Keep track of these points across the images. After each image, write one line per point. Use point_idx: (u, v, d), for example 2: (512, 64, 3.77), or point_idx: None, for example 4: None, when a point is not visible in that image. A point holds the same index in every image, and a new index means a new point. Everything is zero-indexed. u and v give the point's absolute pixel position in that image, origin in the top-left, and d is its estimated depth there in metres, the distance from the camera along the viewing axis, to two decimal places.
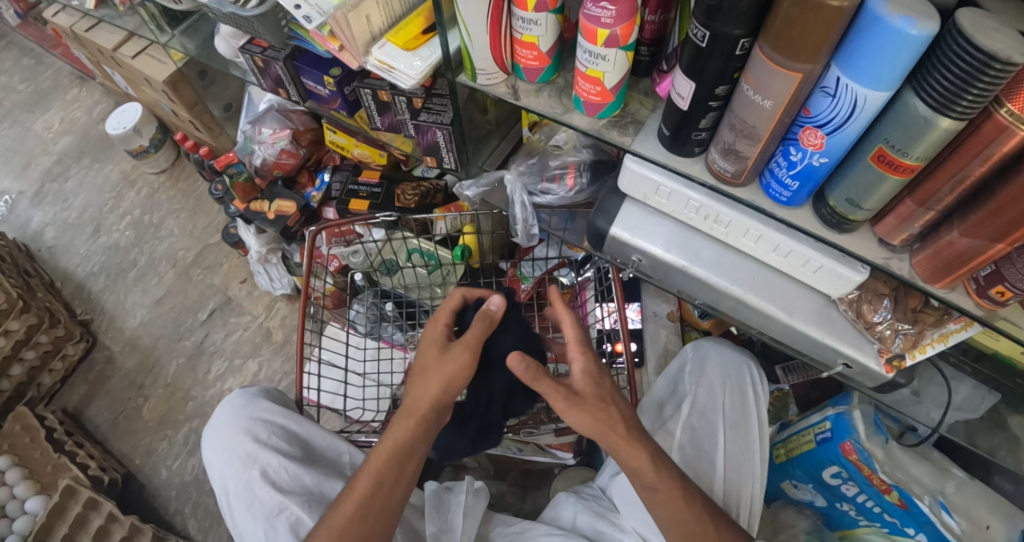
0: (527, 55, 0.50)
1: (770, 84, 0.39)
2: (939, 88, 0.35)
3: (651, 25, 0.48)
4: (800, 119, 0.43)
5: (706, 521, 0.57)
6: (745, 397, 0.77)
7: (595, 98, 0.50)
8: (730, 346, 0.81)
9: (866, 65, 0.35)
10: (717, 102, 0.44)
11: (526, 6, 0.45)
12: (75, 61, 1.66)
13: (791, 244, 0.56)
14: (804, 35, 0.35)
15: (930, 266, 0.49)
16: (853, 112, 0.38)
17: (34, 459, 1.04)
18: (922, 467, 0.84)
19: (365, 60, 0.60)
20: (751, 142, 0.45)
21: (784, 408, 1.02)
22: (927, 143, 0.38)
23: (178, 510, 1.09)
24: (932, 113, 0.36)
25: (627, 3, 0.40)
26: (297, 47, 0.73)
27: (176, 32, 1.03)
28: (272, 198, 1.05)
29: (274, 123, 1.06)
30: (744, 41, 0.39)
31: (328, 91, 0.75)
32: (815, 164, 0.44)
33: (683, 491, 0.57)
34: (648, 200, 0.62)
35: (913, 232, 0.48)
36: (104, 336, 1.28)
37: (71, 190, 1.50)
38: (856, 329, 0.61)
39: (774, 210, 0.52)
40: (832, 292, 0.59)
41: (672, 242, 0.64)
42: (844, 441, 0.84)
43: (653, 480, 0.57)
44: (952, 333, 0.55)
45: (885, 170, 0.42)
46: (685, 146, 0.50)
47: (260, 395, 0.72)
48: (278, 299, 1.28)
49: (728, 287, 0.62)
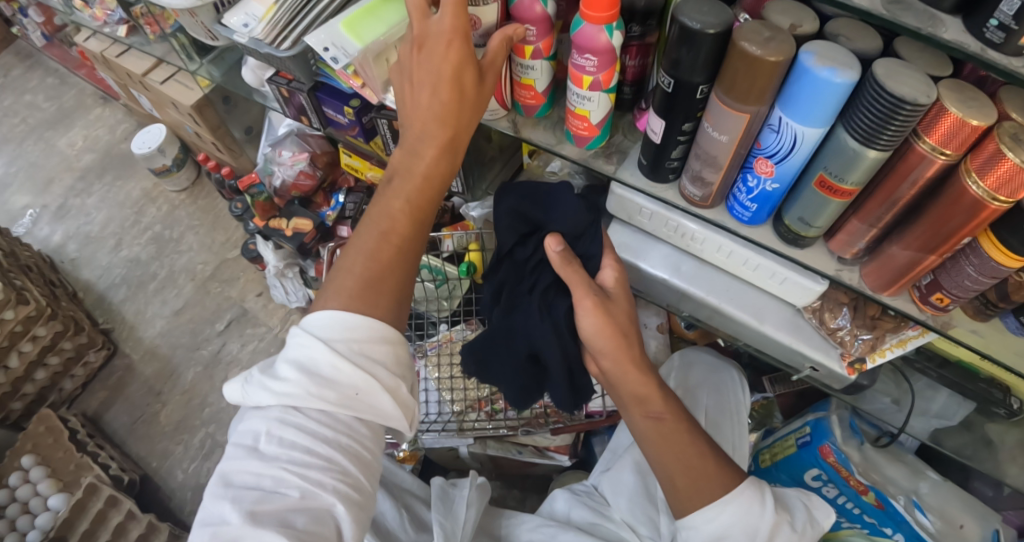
0: (526, 95, 0.58)
1: (727, 122, 0.47)
2: (864, 125, 0.43)
3: (632, 69, 0.57)
4: (753, 151, 0.50)
5: (706, 454, 0.59)
6: (727, 401, 0.83)
7: (583, 132, 0.58)
8: (714, 355, 0.88)
9: (803, 106, 0.43)
10: (685, 136, 0.52)
11: (524, 54, 0.53)
12: (99, 82, 1.76)
13: (757, 259, 0.63)
14: (751, 82, 0.43)
15: (879, 275, 0.56)
16: (796, 145, 0.46)
17: (57, 458, 1.10)
18: (897, 468, 0.92)
19: (386, 96, 0.69)
20: (714, 170, 0.53)
21: (768, 415, 1.07)
22: (859, 170, 0.46)
23: (193, 511, 1.15)
24: (860, 145, 0.44)
25: (607, 54, 0.48)
26: (321, 81, 0.82)
27: (204, 61, 1.10)
28: (290, 216, 1.15)
29: (293, 147, 1.15)
30: (703, 87, 0.47)
31: (348, 120, 0.84)
32: (770, 189, 0.52)
33: (687, 424, 0.61)
34: (633, 220, 0.69)
35: (860, 246, 0.55)
36: (124, 344, 1.35)
37: (94, 206, 1.58)
38: (821, 334, 0.68)
39: (740, 229, 0.59)
40: (797, 301, 0.66)
41: (655, 258, 0.71)
42: (823, 444, 0.91)
43: (658, 409, 0.61)
44: (910, 339, 0.63)
45: (827, 194, 0.50)
46: (660, 173, 0.58)
47: None
48: (293, 312, 1.35)
49: (705, 297, 0.69)
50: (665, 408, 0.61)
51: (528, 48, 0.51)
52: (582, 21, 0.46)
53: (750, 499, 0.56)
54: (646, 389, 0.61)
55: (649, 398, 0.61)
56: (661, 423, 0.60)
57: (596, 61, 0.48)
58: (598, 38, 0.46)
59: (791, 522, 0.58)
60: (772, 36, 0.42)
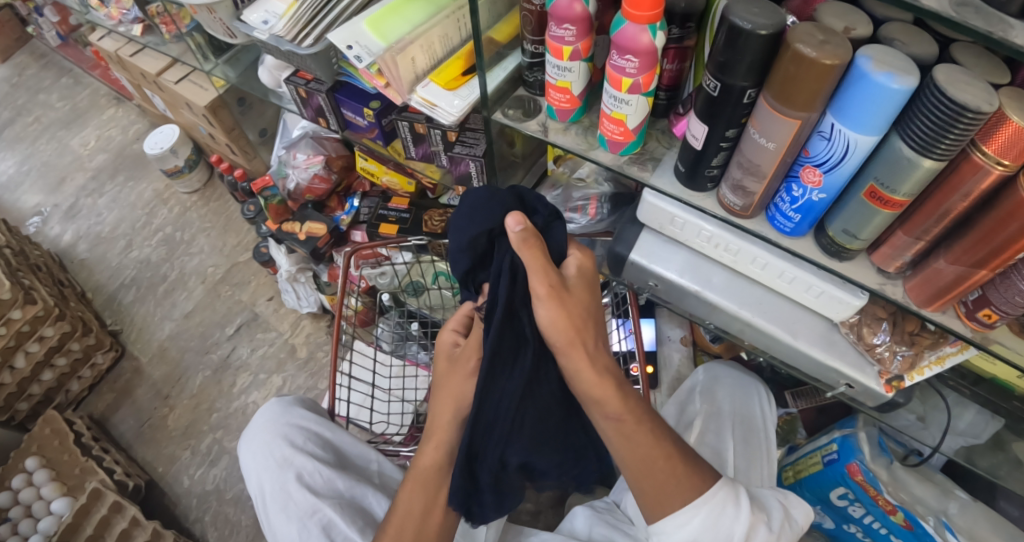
0: (560, 98, 0.56)
1: (774, 129, 0.45)
2: (921, 133, 0.40)
3: (669, 73, 0.54)
4: (800, 159, 0.48)
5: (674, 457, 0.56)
6: (753, 418, 0.80)
7: (618, 137, 0.55)
8: (739, 369, 0.85)
9: (857, 113, 0.41)
10: (728, 142, 0.50)
11: (561, 56, 0.51)
12: (113, 82, 1.75)
13: (794, 271, 0.60)
14: (802, 88, 0.41)
15: (923, 292, 0.53)
16: (847, 153, 0.44)
17: (62, 461, 1.08)
18: (926, 488, 0.86)
19: (409, 97, 0.66)
20: (757, 179, 0.50)
21: (792, 431, 1.03)
22: (913, 181, 0.43)
23: (198, 518, 1.12)
24: (916, 155, 0.41)
25: (649, 56, 0.45)
26: (341, 81, 0.80)
27: (219, 60, 1.09)
28: (303, 220, 1.13)
29: (308, 149, 1.13)
30: (750, 92, 0.45)
31: (367, 122, 0.82)
32: (815, 199, 0.50)
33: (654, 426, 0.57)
34: (664, 230, 0.67)
35: (905, 260, 0.52)
36: (132, 346, 1.33)
37: (105, 206, 1.57)
38: (858, 350, 0.65)
39: (779, 240, 0.57)
40: (834, 316, 0.63)
41: (685, 268, 0.69)
42: (850, 462, 0.85)
43: (616, 410, 0.56)
44: (948, 355, 0.60)
45: (877, 205, 0.47)
46: (698, 181, 0.56)
47: (296, 405, 0.78)
48: (304, 317, 1.33)
49: (737, 311, 0.67)
50: (625, 408, 0.56)
51: (566, 49, 0.50)
52: (624, 21, 0.44)
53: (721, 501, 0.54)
54: (602, 391, 0.56)
55: (605, 400, 0.56)
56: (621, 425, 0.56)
57: (636, 64, 0.46)
58: (639, 38, 0.44)
59: (767, 521, 0.56)
60: (828, 38, 0.39)
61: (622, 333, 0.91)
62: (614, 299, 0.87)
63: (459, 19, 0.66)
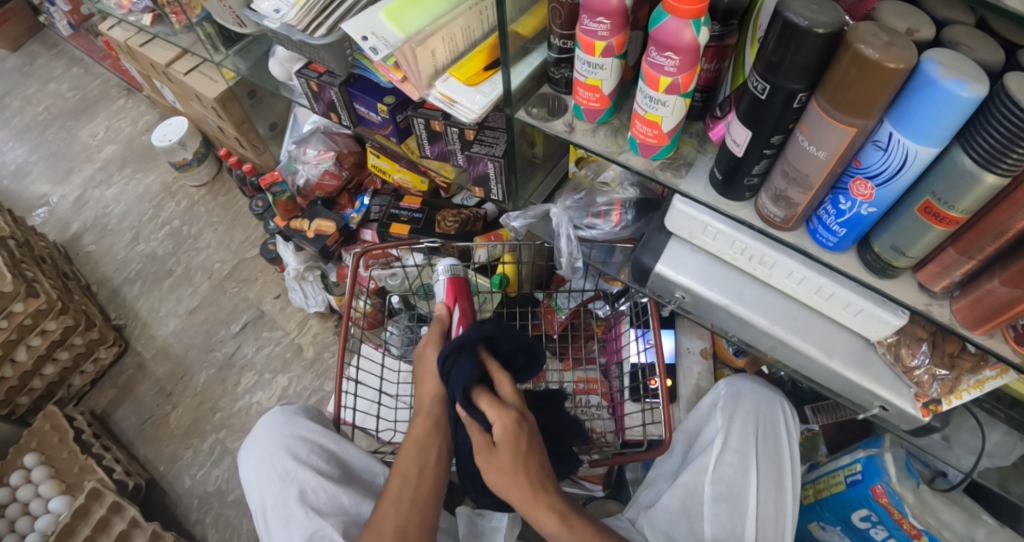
0: (590, 97, 0.53)
1: (825, 136, 0.41)
2: (986, 145, 0.36)
3: (706, 73, 0.51)
4: (850, 169, 0.44)
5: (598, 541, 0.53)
6: (777, 435, 0.77)
7: (651, 140, 0.52)
8: (762, 384, 0.81)
9: (917, 122, 0.37)
10: (771, 149, 0.46)
11: (593, 52, 0.47)
12: (123, 72, 1.74)
13: (833, 287, 0.57)
14: (860, 92, 0.37)
15: (970, 314, 0.49)
16: (903, 165, 0.40)
17: (62, 459, 1.06)
18: (953, 512, 0.79)
19: (427, 92, 0.62)
20: (803, 190, 0.47)
21: (813, 448, 0.99)
22: (973, 197, 0.39)
23: (199, 520, 1.10)
24: (979, 169, 0.38)
25: (691, 53, 0.42)
26: (355, 74, 0.77)
27: (230, 52, 1.07)
28: (313, 218, 1.10)
29: (319, 145, 1.10)
30: (801, 95, 0.41)
31: (381, 118, 0.78)
32: (863, 213, 0.46)
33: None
34: (693, 238, 0.64)
35: (953, 280, 0.48)
36: (136, 341, 1.31)
37: (112, 198, 1.55)
38: (894, 372, 0.61)
39: (820, 255, 0.53)
40: (872, 335, 0.59)
41: (713, 279, 0.65)
42: (874, 484, 0.81)
43: (567, 539, 0.52)
44: (987, 380, 0.56)
45: (931, 221, 0.43)
46: (736, 190, 0.52)
47: (300, 415, 0.75)
48: (311, 317, 1.31)
49: (769, 327, 0.63)
50: (574, 537, 0.53)
51: (599, 44, 0.46)
52: (665, 15, 0.41)
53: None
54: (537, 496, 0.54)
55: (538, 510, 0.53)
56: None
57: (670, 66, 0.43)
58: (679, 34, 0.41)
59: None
60: (892, 39, 0.36)
61: (641, 344, 0.87)
62: (632, 308, 0.85)
63: (481, 11, 0.62)
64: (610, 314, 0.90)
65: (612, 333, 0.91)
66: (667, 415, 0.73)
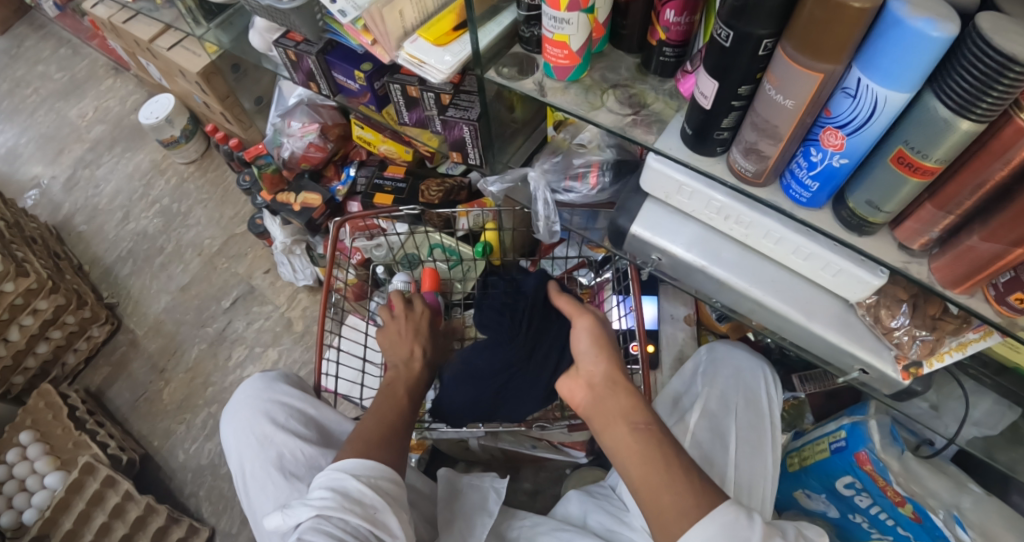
0: (558, 54, 0.52)
1: (793, 84, 0.40)
2: (959, 89, 0.35)
3: (676, 26, 0.49)
4: (820, 120, 0.43)
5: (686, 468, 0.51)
6: (758, 400, 0.76)
7: (563, 62, 0.53)
8: (745, 349, 0.81)
9: (886, 65, 0.36)
10: (740, 101, 0.45)
11: (558, 6, 0.47)
12: (110, 52, 1.72)
13: (810, 246, 0.56)
14: (826, 34, 0.36)
15: (950, 271, 0.47)
16: (874, 112, 0.39)
17: (56, 435, 1.07)
18: (939, 480, 0.79)
19: (397, 54, 0.62)
20: (773, 141, 0.46)
21: (800, 416, 1.00)
22: (947, 145, 0.38)
23: (192, 493, 1.12)
24: (952, 115, 0.36)
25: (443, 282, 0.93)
26: (331, 41, 0.75)
27: (211, 25, 1.03)
28: (299, 190, 1.09)
29: (303, 117, 1.10)
30: (768, 42, 0.40)
31: (359, 85, 0.77)
32: (836, 164, 0.45)
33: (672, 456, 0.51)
34: (670, 199, 0.63)
35: (933, 236, 0.47)
36: (128, 319, 1.32)
37: (102, 177, 1.55)
38: (874, 334, 0.60)
39: (794, 211, 0.52)
40: (851, 296, 0.59)
41: (693, 242, 0.65)
42: (858, 450, 0.81)
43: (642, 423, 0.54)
44: (970, 342, 0.54)
45: (905, 172, 0.42)
46: (707, 145, 0.52)
47: (280, 381, 0.76)
48: (301, 291, 1.31)
49: (747, 288, 0.63)
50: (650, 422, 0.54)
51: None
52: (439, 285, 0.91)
53: (732, 511, 0.47)
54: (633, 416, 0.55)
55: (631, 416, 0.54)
56: (647, 434, 0.53)
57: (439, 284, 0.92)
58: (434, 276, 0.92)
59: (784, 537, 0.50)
60: None
61: (622, 310, 0.88)
62: (615, 274, 0.87)
63: None
64: (594, 283, 0.92)
65: (596, 300, 0.91)
66: (646, 380, 0.73)
